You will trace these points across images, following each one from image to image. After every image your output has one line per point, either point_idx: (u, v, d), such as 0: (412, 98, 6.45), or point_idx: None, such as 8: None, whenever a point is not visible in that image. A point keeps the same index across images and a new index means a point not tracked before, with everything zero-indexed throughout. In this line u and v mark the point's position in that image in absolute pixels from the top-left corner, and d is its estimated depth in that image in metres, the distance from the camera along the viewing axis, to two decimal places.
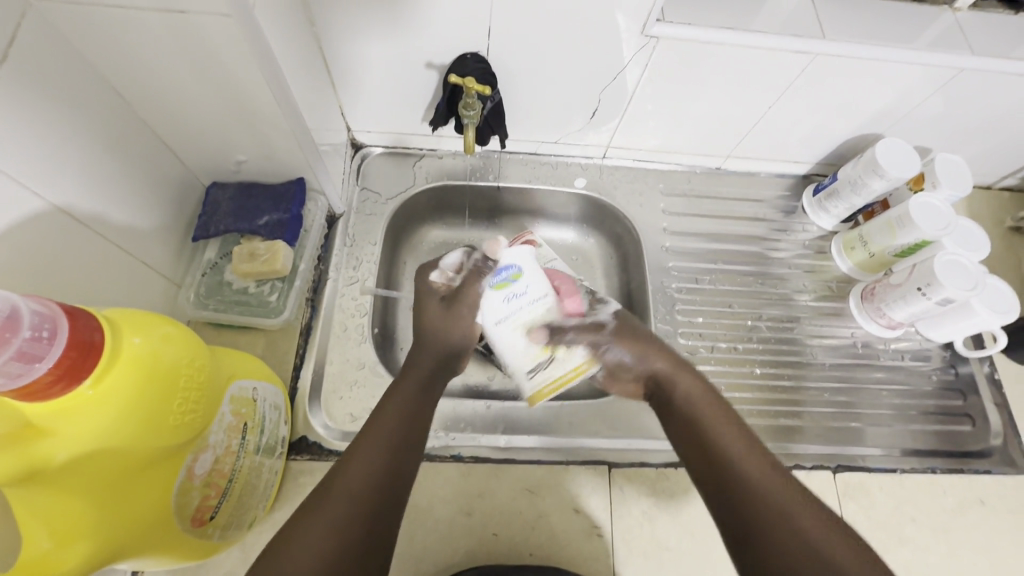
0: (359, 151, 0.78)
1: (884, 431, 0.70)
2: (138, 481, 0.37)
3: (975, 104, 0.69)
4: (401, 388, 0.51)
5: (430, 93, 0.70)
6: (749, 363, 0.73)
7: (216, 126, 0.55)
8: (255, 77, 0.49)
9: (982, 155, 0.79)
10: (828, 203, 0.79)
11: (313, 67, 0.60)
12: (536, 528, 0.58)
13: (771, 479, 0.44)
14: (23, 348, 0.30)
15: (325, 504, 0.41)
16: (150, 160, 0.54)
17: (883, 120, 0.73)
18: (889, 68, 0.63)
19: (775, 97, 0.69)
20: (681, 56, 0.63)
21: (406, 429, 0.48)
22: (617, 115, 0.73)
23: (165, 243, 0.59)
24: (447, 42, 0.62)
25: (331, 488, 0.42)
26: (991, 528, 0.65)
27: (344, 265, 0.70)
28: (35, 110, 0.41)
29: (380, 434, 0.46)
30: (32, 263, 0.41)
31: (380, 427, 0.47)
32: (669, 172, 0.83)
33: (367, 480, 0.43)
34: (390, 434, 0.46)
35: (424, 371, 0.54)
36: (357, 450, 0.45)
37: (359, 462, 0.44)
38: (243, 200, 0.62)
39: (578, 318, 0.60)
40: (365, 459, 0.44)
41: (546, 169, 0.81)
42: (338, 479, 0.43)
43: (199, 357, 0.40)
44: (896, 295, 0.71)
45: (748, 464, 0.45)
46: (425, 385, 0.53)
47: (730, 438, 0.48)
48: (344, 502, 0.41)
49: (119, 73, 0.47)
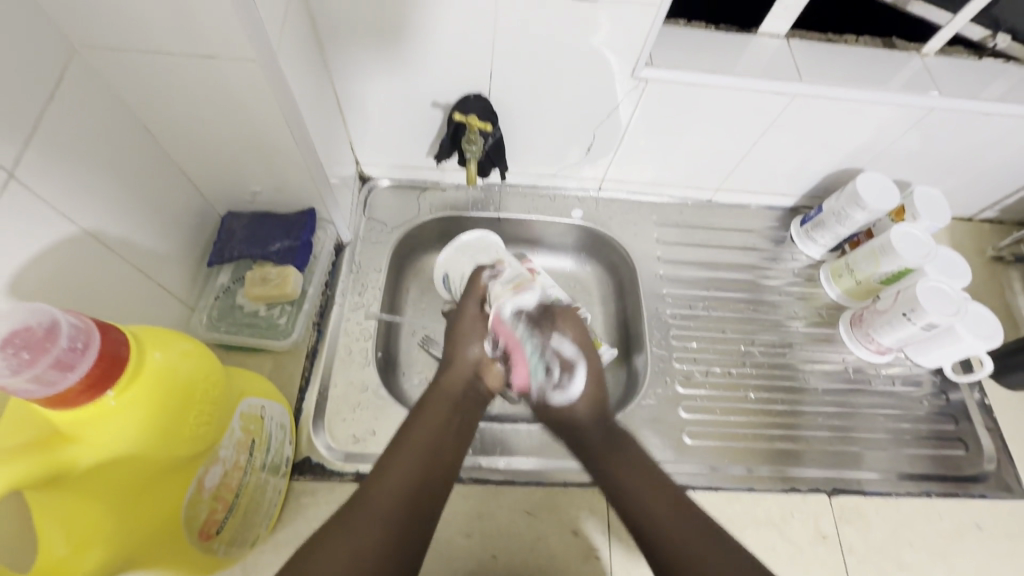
0: (366, 183, 0.82)
1: (879, 455, 0.71)
2: (152, 491, 0.38)
3: (948, 140, 0.73)
4: (431, 408, 0.57)
5: (435, 130, 0.74)
6: (744, 388, 0.75)
7: (235, 159, 0.58)
8: (276, 115, 0.53)
9: (959, 189, 0.83)
10: (814, 233, 0.82)
11: (326, 105, 0.65)
12: (534, 550, 0.59)
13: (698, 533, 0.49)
14: (60, 356, 0.33)
15: (356, 514, 0.46)
16: (173, 189, 0.58)
17: (863, 155, 0.77)
18: (862, 108, 0.68)
19: (759, 133, 0.73)
20: (669, 96, 0.68)
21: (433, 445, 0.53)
22: (611, 150, 0.78)
23: (181, 267, 0.61)
24: (451, 83, 0.67)
25: (362, 500, 0.47)
26: (991, 553, 0.65)
27: (350, 290, 0.73)
28: (75, 144, 0.45)
29: (411, 449, 0.52)
30: (63, 284, 0.44)
31: (409, 447, 0.52)
32: (662, 204, 0.87)
33: (396, 498, 0.48)
34: (421, 447, 0.52)
35: (450, 394, 0.59)
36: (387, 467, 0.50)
37: (393, 475, 0.49)
38: (257, 227, 0.65)
39: (562, 380, 0.65)
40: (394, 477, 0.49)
41: (544, 200, 0.85)
42: (371, 490, 0.48)
43: (213, 372, 0.43)
44: (883, 320, 0.73)
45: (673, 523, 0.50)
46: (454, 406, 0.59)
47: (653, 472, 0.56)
48: (379, 516, 0.46)
49: (150, 110, 0.51)
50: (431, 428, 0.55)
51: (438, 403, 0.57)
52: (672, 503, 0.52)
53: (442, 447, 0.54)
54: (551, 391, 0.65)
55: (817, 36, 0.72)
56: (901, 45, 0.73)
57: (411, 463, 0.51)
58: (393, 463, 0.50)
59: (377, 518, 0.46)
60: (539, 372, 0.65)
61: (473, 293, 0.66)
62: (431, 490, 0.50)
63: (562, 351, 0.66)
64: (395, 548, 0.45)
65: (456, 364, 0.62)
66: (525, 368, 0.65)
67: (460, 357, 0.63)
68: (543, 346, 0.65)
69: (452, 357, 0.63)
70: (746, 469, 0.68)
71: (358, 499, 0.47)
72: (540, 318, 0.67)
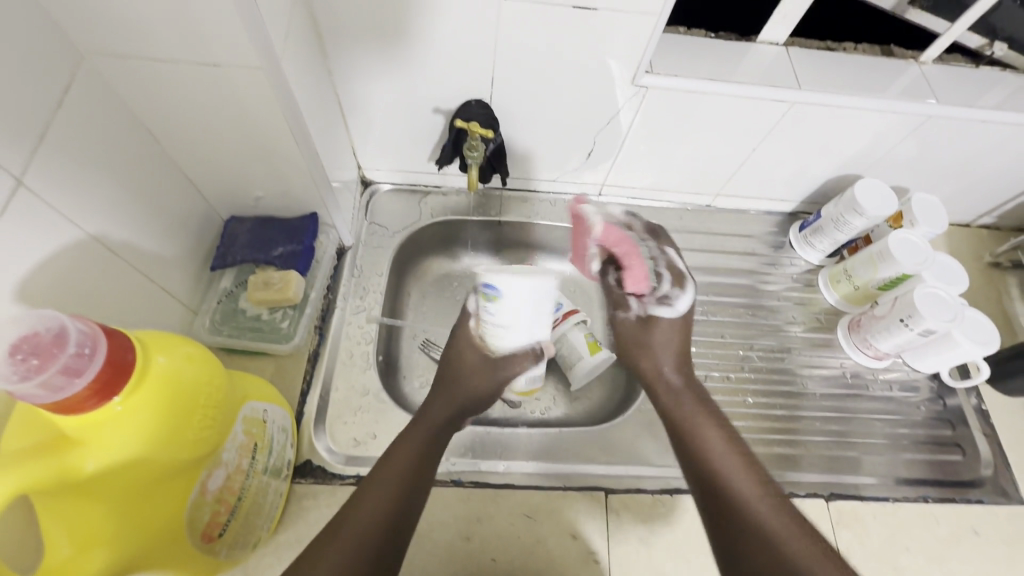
0: (368, 187, 0.83)
1: (877, 460, 0.72)
2: (156, 494, 0.39)
3: (945, 147, 0.74)
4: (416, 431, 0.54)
5: (436, 135, 0.75)
6: (743, 393, 0.75)
7: (239, 164, 0.59)
8: (279, 120, 0.53)
9: (957, 195, 0.83)
10: (813, 238, 0.83)
11: (329, 111, 0.65)
12: (533, 553, 0.59)
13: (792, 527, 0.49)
14: (67, 362, 0.33)
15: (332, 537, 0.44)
16: (176, 194, 0.58)
17: (861, 161, 0.77)
18: (861, 116, 0.69)
19: (758, 139, 0.74)
20: (669, 103, 0.68)
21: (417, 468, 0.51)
22: (611, 155, 0.78)
23: (185, 271, 0.62)
24: (453, 89, 0.68)
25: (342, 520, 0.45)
26: (988, 558, 0.65)
27: (351, 294, 0.73)
28: (83, 150, 0.45)
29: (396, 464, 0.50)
30: (68, 289, 0.45)
31: (392, 469, 0.50)
32: (662, 209, 0.88)
33: (373, 522, 0.46)
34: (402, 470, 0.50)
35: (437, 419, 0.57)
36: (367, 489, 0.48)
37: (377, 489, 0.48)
38: (260, 232, 0.66)
39: (669, 293, 0.68)
40: (374, 500, 0.47)
41: (545, 205, 0.85)
42: (352, 512, 0.46)
43: (217, 376, 0.43)
44: (881, 326, 0.73)
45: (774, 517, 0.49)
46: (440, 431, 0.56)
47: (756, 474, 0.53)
48: (354, 540, 0.44)
49: (155, 117, 0.52)
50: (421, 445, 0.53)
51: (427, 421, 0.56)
52: (771, 498, 0.51)
53: (427, 462, 0.52)
54: (659, 303, 0.68)
55: (816, 44, 0.73)
56: (899, 53, 0.73)
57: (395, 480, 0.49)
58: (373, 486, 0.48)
59: (352, 543, 0.44)
60: (659, 288, 0.69)
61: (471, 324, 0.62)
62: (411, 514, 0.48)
63: (675, 267, 0.70)
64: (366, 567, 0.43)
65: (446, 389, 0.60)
66: (642, 270, 0.70)
67: (456, 378, 0.61)
68: (669, 261, 0.71)
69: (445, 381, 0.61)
70: None
71: (342, 518, 0.46)
72: (658, 232, 0.76)
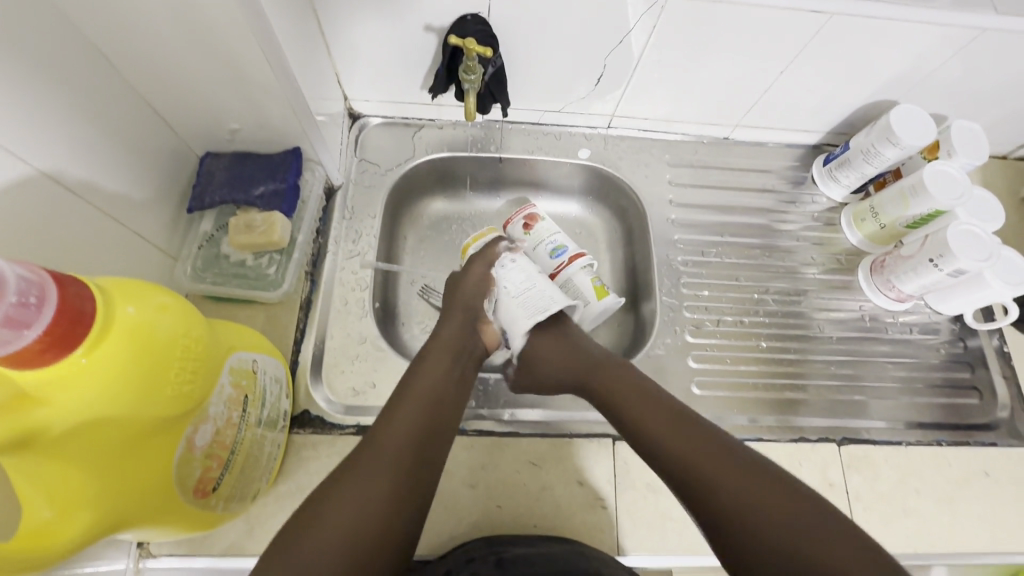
0: (357, 121, 0.76)
1: (889, 404, 0.70)
2: (137, 452, 0.36)
3: (996, 66, 0.66)
4: (433, 358, 0.54)
5: (429, 58, 0.67)
6: (755, 337, 0.72)
7: (207, 89, 0.52)
8: (245, 36, 0.46)
9: (998, 123, 0.77)
10: (838, 172, 0.77)
11: (307, 30, 0.58)
12: (539, 499, 0.58)
13: (758, 483, 0.44)
14: (10, 313, 0.29)
15: (366, 463, 0.44)
16: (139, 126, 0.52)
17: (899, 85, 0.70)
18: (907, 29, 0.61)
19: (789, 60, 0.66)
20: (689, 17, 0.60)
21: (439, 391, 0.51)
22: (622, 82, 0.71)
23: (159, 214, 0.57)
24: (446, 3, 0.60)
25: (371, 445, 0.46)
26: (997, 499, 0.65)
27: (343, 238, 0.69)
28: (18, 69, 0.39)
29: (416, 399, 0.50)
30: (22, 232, 0.40)
31: (417, 396, 0.50)
32: (675, 142, 0.81)
33: (405, 444, 0.46)
34: (424, 396, 0.50)
35: (452, 345, 0.56)
36: (393, 416, 0.48)
37: (400, 422, 0.47)
38: (238, 170, 0.61)
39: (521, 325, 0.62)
40: (399, 429, 0.47)
41: (549, 139, 0.79)
42: (377, 440, 0.46)
43: (195, 327, 0.39)
44: (907, 267, 0.69)
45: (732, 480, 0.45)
46: (459, 356, 0.56)
47: (695, 435, 0.49)
48: (388, 462, 0.44)
49: (103, 31, 0.45)
50: (437, 378, 0.52)
51: (441, 351, 0.55)
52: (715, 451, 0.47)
53: (451, 390, 0.53)
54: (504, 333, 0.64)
55: None
56: None
57: (419, 408, 0.49)
58: (397, 414, 0.48)
59: (384, 466, 0.44)
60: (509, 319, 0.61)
61: (486, 256, 0.62)
62: (437, 444, 0.48)
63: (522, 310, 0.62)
64: (405, 497, 0.44)
65: (455, 316, 0.59)
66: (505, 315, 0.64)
67: (459, 305, 0.59)
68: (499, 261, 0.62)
69: (455, 305, 0.60)
70: (754, 418, 0.67)
71: (364, 447, 0.46)
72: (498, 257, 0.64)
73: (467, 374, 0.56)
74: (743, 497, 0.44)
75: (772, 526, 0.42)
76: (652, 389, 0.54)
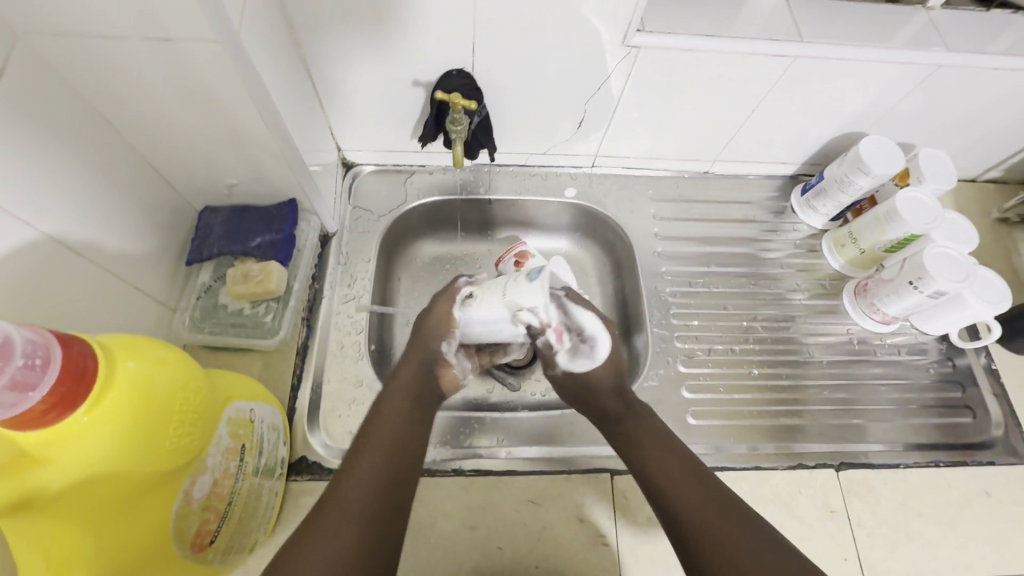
0: (350, 170, 0.79)
1: (886, 426, 0.70)
2: (134, 507, 0.36)
3: (955, 98, 0.70)
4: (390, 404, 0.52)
5: (418, 110, 0.71)
6: (747, 364, 0.73)
7: (207, 149, 0.55)
8: (243, 100, 0.49)
9: (965, 150, 0.80)
10: (816, 202, 0.80)
11: (302, 90, 0.61)
12: (540, 539, 0.58)
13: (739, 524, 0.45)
14: (16, 376, 0.30)
15: (329, 517, 0.42)
16: (141, 186, 0.55)
17: (865, 118, 0.74)
18: (867, 68, 0.65)
19: (759, 99, 0.70)
20: (662, 63, 0.64)
21: (401, 437, 0.50)
22: (603, 124, 0.74)
23: (159, 268, 0.59)
24: (432, 60, 0.63)
25: (330, 499, 0.44)
26: (999, 519, 0.64)
27: (338, 283, 0.70)
28: (28, 140, 0.41)
29: (376, 445, 0.48)
30: (26, 294, 0.42)
31: (375, 444, 0.48)
32: (658, 178, 0.84)
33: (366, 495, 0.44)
34: (384, 444, 0.48)
35: (408, 387, 0.55)
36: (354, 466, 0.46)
37: (357, 471, 0.46)
38: (236, 223, 0.63)
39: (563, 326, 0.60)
40: (360, 478, 0.45)
41: (536, 180, 0.82)
42: (337, 495, 0.44)
43: (194, 379, 0.40)
44: (889, 290, 0.71)
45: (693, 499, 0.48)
46: (416, 397, 0.54)
47: (700, 485, 0.49)
48: (351, 514, 0.43)
49: (109, 102, 0.48)
50: (394, 424, 0.51)
51: (398, 394, 0.54)
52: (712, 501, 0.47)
53: (413, 433, 0.51)
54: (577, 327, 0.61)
55: None
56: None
57: (379, 455, 0.47)
58: (356, 465, 0.46)
59: (347, 518, 0.42)
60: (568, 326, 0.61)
61: (448, 294, 0.60)
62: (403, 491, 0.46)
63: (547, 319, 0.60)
64: (372, 547, 0.42)
65: (413, 356, 0.57)
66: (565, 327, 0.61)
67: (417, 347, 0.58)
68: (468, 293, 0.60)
69: (412, 349, 0.58)
70: (752, 446, 0.67)
71: (325, 501, 0.44)
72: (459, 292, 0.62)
73: (427, 415, 0.54)
74: (717, 526, 0.45)
75: (728, 539, 0.44)
76: (668, 434, 0.55)
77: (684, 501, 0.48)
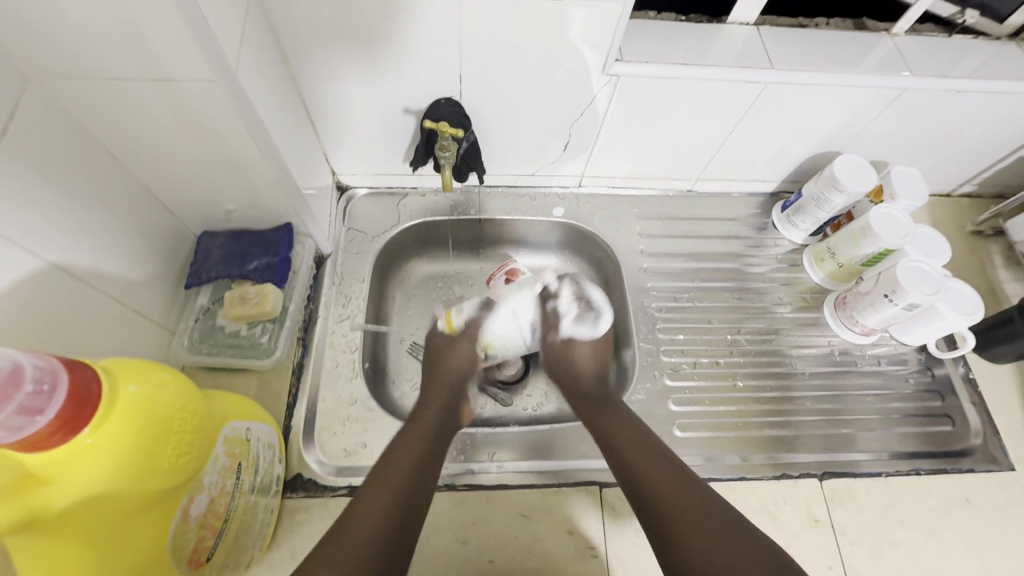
0: (344, 193, 0.81)
1: (869, 436, 0.72)
2: (133, 525, 0.38)
3: (923, 117, 0.73)
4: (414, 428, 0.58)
5: (409, 136, 0.73)
6: (732, 377, 0.75)
7: (205, 178, 0.58)
8: (239, 132, 0.52)
9: (937, 166, 0.83)
10: (795, 218, 0.83)
11: (296, 119, 0.64)
12: (531, 552, 0.59)
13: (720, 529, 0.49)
14: (25, 401, 0.32)
15: (348, 532, 0.47)
16: (142, 214, 0.57)
17: (839, 137, 0.77)
18: (836, 92, 0.68)
19: (735, 121, 0.73)
20: (641, 90, 0.67)
21: (419, 458, 0.54)
22: (588, 145, 0.77)
23: (158, 292, 0.61)
24: (421, 88, 0.66)
25: (352, 514, 0.48)
26: (980, 526, 0.66)
27: (333, 303, 0.72)
28: (37, 175, 0.44)
29: (396, 464, 0.53)
30: (31, 322, 0.44)
31: (396, 464, 0.53)
32: (643, 197, 0.87)
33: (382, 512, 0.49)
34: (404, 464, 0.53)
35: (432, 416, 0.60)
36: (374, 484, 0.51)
37: (380, 488, 0.50)
38: (233, 247, 0.65)
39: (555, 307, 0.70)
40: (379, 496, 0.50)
41: (526, 200, 0.84)
42: (358, 511, 0.48)
43: (192, 401, 0.42)
44: (867, 303, 0.73)
45: (681, 502, 0.52)
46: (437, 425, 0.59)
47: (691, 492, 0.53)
48: (369, 529, 0.47)
49: (112, 136, 0.50)
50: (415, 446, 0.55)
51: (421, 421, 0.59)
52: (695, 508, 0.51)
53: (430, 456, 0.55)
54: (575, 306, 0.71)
55: (788, 21, 0.71)
56: (871, 26, 0.72)
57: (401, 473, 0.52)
58: (379, 482, 0.51)
59: (365, 533, 0.47)
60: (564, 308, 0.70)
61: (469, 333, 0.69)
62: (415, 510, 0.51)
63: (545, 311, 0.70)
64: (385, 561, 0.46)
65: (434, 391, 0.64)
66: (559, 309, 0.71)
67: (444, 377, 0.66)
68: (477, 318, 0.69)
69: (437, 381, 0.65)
70: (739, 457, 0.69)
71: (348, 516, 0.48)
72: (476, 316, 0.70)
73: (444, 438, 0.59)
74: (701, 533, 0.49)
75: (710, 544, 0.48)
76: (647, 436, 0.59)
77: (675, 509, 0.52)
